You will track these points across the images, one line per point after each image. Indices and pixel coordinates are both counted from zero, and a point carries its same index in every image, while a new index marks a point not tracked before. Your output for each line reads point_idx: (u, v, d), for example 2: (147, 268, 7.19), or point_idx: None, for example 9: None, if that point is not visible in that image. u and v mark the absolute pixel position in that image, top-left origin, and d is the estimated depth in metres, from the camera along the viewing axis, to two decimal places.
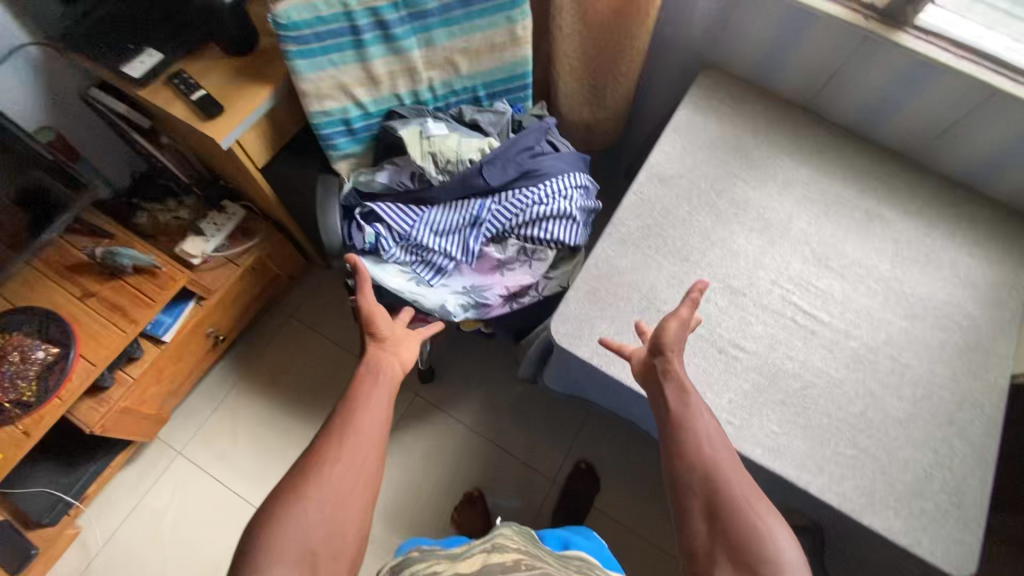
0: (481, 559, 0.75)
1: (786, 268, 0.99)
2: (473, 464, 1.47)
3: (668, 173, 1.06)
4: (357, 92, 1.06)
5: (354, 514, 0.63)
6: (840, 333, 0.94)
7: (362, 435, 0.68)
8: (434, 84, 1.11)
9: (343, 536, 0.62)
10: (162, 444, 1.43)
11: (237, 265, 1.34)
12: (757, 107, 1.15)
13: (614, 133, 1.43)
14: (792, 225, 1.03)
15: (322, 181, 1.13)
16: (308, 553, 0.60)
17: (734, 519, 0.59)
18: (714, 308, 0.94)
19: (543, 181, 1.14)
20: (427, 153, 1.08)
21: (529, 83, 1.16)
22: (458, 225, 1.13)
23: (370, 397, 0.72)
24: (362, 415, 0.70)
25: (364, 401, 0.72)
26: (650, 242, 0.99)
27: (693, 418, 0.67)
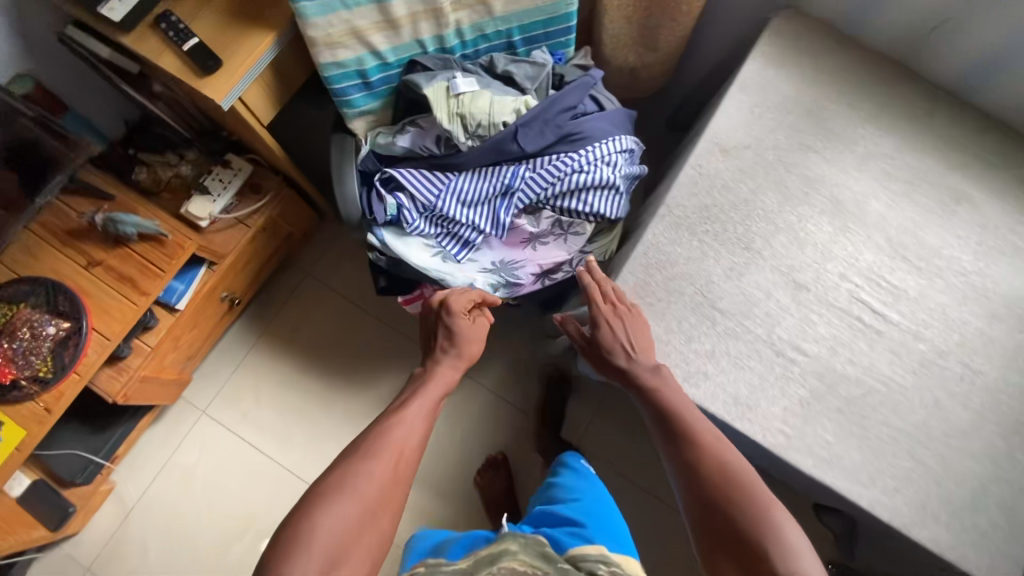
0: None
1: (857, 260, 0.90)
2: (497, 429, 1.47)
3: (730, 145, 0.93)
4: (373, 38, 0.91)
5: (390, 514, 0.70)
6: (908, 334, 0.87)
7: (411, 444, 0.77)
8: (462, 28, 0.94)
9: (376, 536, 0.68)
10: (185, 403, 1.43)
11: (248, 227, 1.25)
12: (839, 61, 0.99)
13: (664, 80, 1.26)
14: (867, 208, 0.92)
15: (338, 142, 1.02)
16: (344, 548, 0.65)
17: (736, 514, 0.64)
18: (777, 305, 0.86)
19: (584, 146, 1.01)
20: (455, 114, 0.94)
21: (574, 27, 0.97)
22: (488, 196, 1.03)
23: (406, 414, 0.80)
24: (411, 422, 0.79)
25: (401, 417, 0.79)
26: (707, 227, 0.89)
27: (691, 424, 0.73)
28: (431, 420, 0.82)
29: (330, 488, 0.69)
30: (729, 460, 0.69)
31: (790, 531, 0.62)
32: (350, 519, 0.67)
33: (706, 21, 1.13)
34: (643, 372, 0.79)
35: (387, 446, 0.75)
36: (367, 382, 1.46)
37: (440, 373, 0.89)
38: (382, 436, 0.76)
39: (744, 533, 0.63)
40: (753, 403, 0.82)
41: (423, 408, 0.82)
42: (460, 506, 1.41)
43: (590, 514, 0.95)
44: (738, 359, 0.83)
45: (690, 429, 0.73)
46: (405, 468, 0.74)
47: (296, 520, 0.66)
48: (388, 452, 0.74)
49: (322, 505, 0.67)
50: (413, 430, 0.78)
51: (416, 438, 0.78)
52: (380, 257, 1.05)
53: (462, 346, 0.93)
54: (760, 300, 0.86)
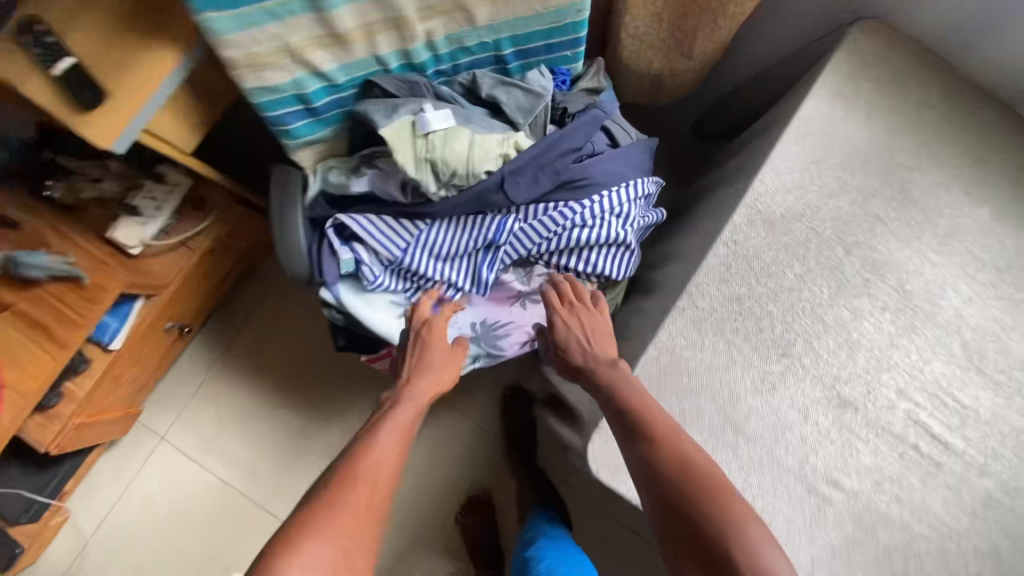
0: None
1: (920, 372, 0.73)
2: (482, 464, 1.35)
3: (773, 215, 0.73)
4: (315, 56, 0.68)
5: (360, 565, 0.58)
6: (972, 468, 0.71)
7: (385, 466, 0.66)
8: (434, 40, 0.71)
9: None
10: (141, 428, 1.31)
11: (191, 251, 1.07)
12: (928, 98, 0.76)
13: (694, 89, 1.02)
14: (939, 303, 0.74)
15: (280, 175, 0.81)
16: None
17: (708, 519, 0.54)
18: (815, 429, 0.71)
19: (590, 194, 0.80)
20: (423, 159, 0.72)
21: (585, 38, 0.74)
22: (467, 250, 0.83)
23: (377, 437, 0.68)
24: (382, 440, 0.68)
25: (370, 440, 0.68)
26: (737, 325, 0.72)
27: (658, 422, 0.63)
28: (406, 439, 0.70)
29: (298, 530, 0.57)
30: (684, 450, 0.59)
31: (751, 526, 0.53)
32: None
33: (757, 22, 0.88)
34: (607, 372, 0.70)
35: (360, 475, 0.63)
36: (341, 409, 1.34)
37: (417, 394, 0.76)
38: (353, 465, 0.64)
39: (708, 537, 0.53)
40: None
41: (396, 428, 0.70)
42: (439, 546, 1.32)
43: None
44: (762, 495, 0.69)
45: (652, 425, 0.62)
46: (377, 496, 0.63)
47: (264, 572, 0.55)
48: (363, 483, 0.63)
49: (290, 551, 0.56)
50: (386, 454, 0.67)
51: (391, 459, 0.67)
52: (337, 314, 0.87)
53: (440, 355, 0.80)
54: (795, 424, 0.71)
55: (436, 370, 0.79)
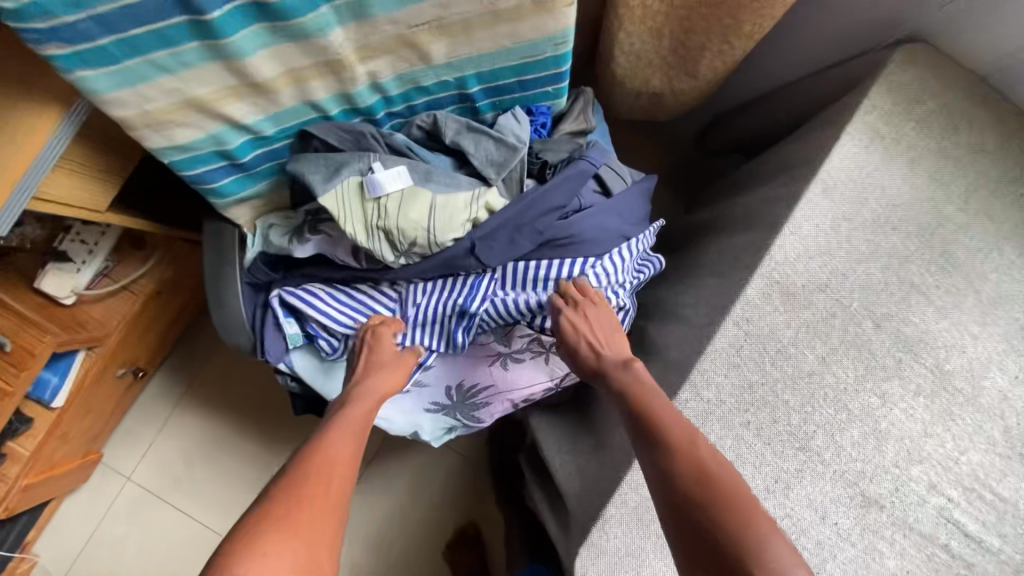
0: None
1: (957, 462, 0.62)
2: (471, 497, 1.28)
3: (791, 285, 0.62)
4: (233, 109, 0.55)
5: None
6: (1009, 569, 0.61)
7: (338, 461, 0.54)
8: (382, 82, 0.57)
9: None
10: (106, 468, 1.23)
11: (134, 296, 0.97)
12: (976, 139, 0.64)
13: (698, 105, 0.89)
14: (982, 384, 0.62)
15: (214, 235, 0.69)
16: None
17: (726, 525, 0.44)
18: (834, 532, 0.61)
19: (577, 255, 0.68)
20: (376, 228, 0.60)
21: (568, 70, 0.60)
22: (436, 315, 0.70)
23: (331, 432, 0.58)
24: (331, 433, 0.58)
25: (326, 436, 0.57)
26: (748, 417, 0.62)
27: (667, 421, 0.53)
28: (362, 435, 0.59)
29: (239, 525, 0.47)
30: (703, 457, 0.49)
31: (774, 536, 0.43)
32: None
33: (777, 34, 0.74)
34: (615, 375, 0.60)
35: (311, 470, 0.52)
36: None
37: (372, 389, 0.64)
38: (301, 461, 0.53)
39: (722, 545, 0.43)
40: None
41: (351, 424, 0.60)
42: None
43: None
44: None
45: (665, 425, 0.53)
46: (334, 488, 0.52)
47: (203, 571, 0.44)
48: (315, 476, 0.52)
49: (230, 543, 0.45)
50: (343, 447, 0.56)
51: (346, 453, 0.56)
52: (292, 382, 0.77)
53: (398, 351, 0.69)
54: (812, 525, 0.61)
55: (387, 368, 0.66)
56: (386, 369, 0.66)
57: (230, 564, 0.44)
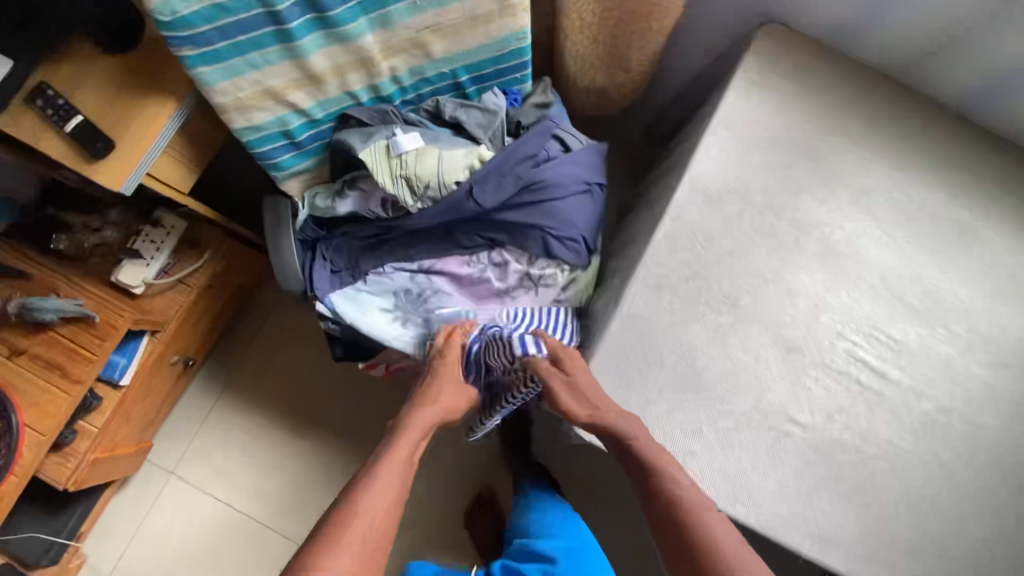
0: None
1: (854, 313, 0.82)
2: (483, 464, 1.41)
3: (708, 194, 0.84)
4: (296, 97, 0.78)
5: None
6: (911, 394, 0.81)
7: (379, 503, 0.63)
8: (399, 74, 0.82)
9: None
10: (151, 465, 1.35)
11: (190, 287, 1.15)
12: (831, 82, 0.88)
13: (636, 97, 1.14)
14: (863, 253, 0.83)
15: (271, 206, 0.91)
16: None
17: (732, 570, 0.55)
18: (767, 371, 0.80)
19: (547, 195, 0.90)
20: (399, 176, 0.82)
21: (529, 61, 0.85)
22: (446, 259, 0.98)
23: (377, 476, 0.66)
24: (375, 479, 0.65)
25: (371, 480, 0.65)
26: (691, 291, 0.82)
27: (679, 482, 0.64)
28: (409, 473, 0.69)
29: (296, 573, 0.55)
30: (711, 521, 0.59)
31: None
32: None
33: (683, 32, 1.01)
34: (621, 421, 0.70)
35: (357, 508, 0.61)
36: (343, 425, 1.40)
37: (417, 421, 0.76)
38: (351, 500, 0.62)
39: None
40: (746, 483, 0.77)
41: (392, 464, 0.68)
42: (451, 550, 1.36)
43: (565, 553, 1.03)
44: (725, 429, 0.78)
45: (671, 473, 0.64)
46: (375, 526, 0.61)
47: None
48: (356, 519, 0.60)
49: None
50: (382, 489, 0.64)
51: (386, 493, 0.64)
52: (334, 325, 0.96)
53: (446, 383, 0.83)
54: (750, 367, 0.80)
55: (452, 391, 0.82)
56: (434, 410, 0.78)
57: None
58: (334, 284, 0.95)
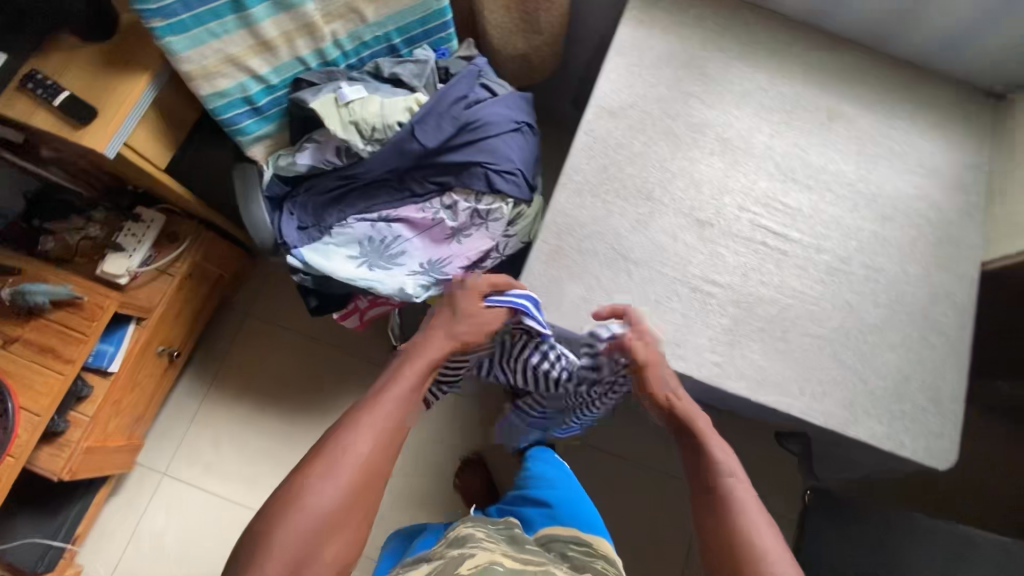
0: (482, 559, 0.77)
1: (752, 188, 0.94)
2: (468, 428, 1.46)
3: (614, 107, 0.97)
4: (252, 63, 0.92)
5: (353, 525, 0.61)
6: (811, 249, 0.91)
7: (372, 441, 0.64)
8: (340, 39, 0.97)
9: (334, 546, 0.60)
10: (143, 468, 1.38)
11: (172, 276, 1.22)
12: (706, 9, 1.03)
13: (557, 62, 1.30)
14: (753, 141, 0.96)
15: (239, 172, 1.03)
16: (302, 561, 0.58)
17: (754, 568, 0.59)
18: (684, 245, 0.90)
19: (482, 133, 1.03)
20: (348, 122, 0.95)
21: (450, 20, 1.01)
22: (403, 207, 1.08)
23: (370, 413, 0.66)
24: (370, 423, 0.65)
25: (366, 418, 0.65)
26: (609, 186, 0.93)
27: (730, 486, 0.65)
28: (401, 413, 0.68)
29: (287, 505, 0.59)
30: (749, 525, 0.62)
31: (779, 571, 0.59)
32: (310, 530, 0.59)
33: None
34: (684, 409, 0.73)
35: (352, 442, 0.63)
36: (328, 408, 1.43)
37: (414, 365, 0.72)
38: (345, 432, 0.64)
39: None
40: (680, 340, 0.86)
41: (388, 404, 0.67)
42: (445, 513, 1.39)
43: (563, 501, 1.07)
44: (659, 299, 0.88)
45: (723, 469, 0.67)
46: (371, 463, 0.63)
47: (255, 544, 0.58)
48: (350, 452, 0.63)
49: (278, 518, 0.59)
50: (375, 425, 0.65)
51: (380, 432, 0.65)
52: (306, 277, 1.04)
53: (470, 323, 0.77)
54: (669, 245, 0.90)
55: (450, 328, 0.76)
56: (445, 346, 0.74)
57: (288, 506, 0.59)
58: (302, 238, 1.04)
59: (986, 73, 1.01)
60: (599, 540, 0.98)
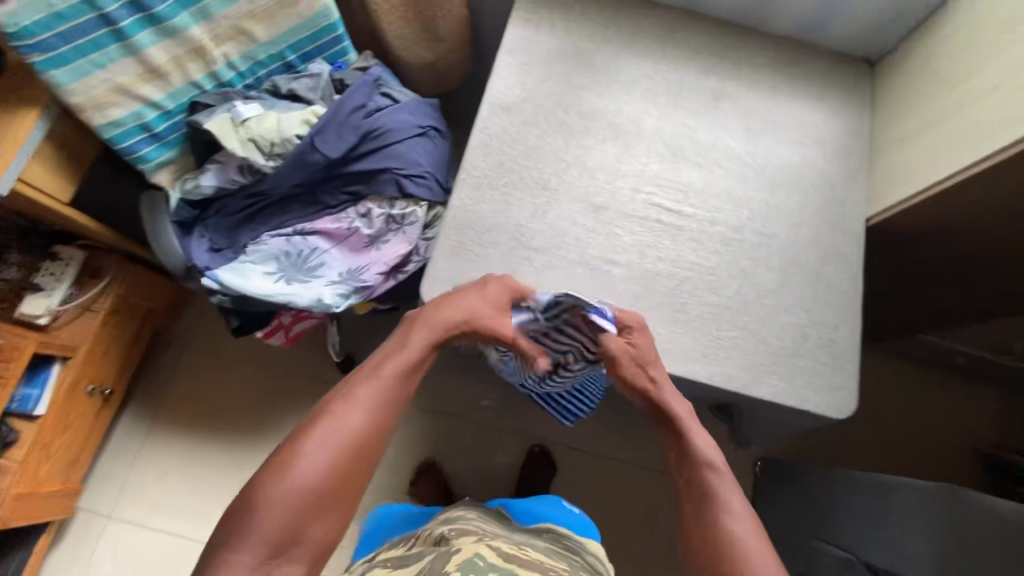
0: (468, 551, 0.75)
1: (645, 169, 0.97)
2: (418, 437, 1.46)
3: (508, 103, 1.00)
4: (142, 90, 0.93)
5: (340, 501, 0.64)
6: (704, 222, 0.94)
7: (359, 419, 0.67)
8: (232, 60, 0.99)
9: (323, 520, 0.63)
10: (87, 513, 1.34)
11: (96, 312, 1.22)
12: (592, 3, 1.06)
13: (466, 68, 1.33)
14: (642, 125, 1.00)
15: (147, 200, 1.05)
16: (289, 532, 0.61)
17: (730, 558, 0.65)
18: (582, 230, 0.93)
19: (386, 139, 1.06)
20: (246, 140, 0.97)
21: (343, 34, 1.04)
22: (318, 219, 1.09)
23: (355, 393, 0.69)
24: (368, 398, 0.69)
25: (352, 397, 0.69)
26: (507, 179, 0.96)
27: (716, 487, 0.71)
28: (390, 394, 0.71)
29: (279, 470, 0.63)
30: (728, 520, 0.68)
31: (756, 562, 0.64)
32: (296, 502, 0.61)
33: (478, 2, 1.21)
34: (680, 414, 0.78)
35: (337, 418, 0.67)
36: (274, 432, 1.42)
37: (404, 348, 0.74)
38: (332, 410, 0.67)
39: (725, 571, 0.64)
40: None
41: (374, 383, 0.70)
42: None
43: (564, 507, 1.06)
44: (561, 284, 0.91)
45: (705, 461, 0.74)
46: (361, 440, 0.67)
47: (243, 510, 0.61)
48: (336, 427, 0.66)
49: (269, 483, 0.62)
50: (361, 405, 0.68)
51: (366, 412, 0.68)
52: (224, 298, 1.03)
53: (483, 320, 0.79)
54: (569, 230, 0.93)
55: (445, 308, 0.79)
56: (451, 327, 0.78)
57: (272, 479, 0.62)
58: (215, 259, 1.04)
59: (861, 43, 1.04)
60: (590, 540, 1.00)
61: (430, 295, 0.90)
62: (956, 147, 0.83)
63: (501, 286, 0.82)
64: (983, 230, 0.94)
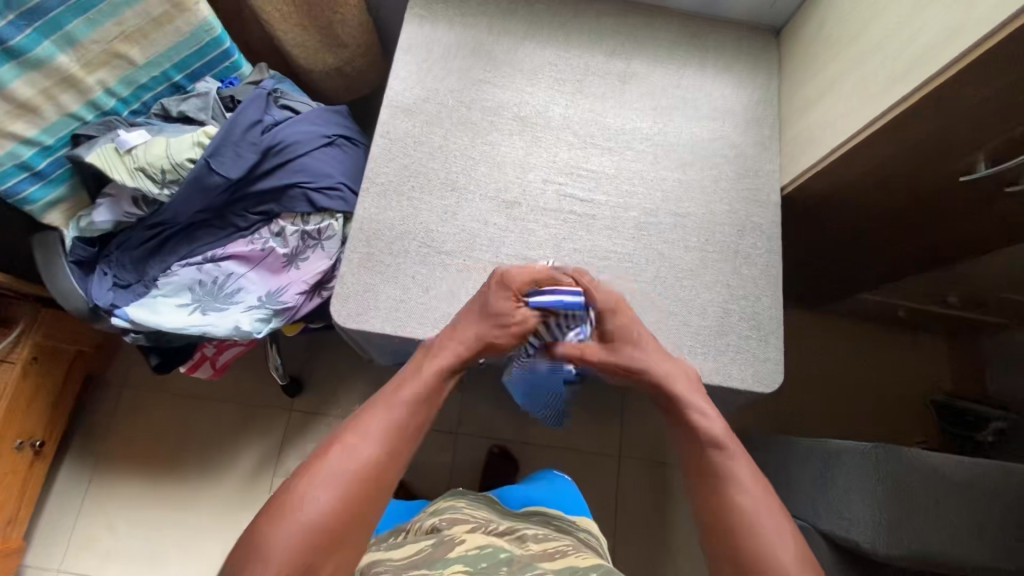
0: (470, 545, 0.72)
1: (554, 159, 0.95)
2: None
3: (409, 105, 0.96)
4: (16, 128, 0.90)
5: (349, 543, 0.57)
6: (617, 208, 0.93)
7: (376, 450, 0.60)
8: (111, 86, 0.95)
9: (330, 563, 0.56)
10: (34, 570, 1.29)
11: (13, 364, 1.16)
12: None
13: (377, 71, 1.29)
14: (549, 114, 0.97)
15: (40, 242, 0.98)
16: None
17: (751, 544, 0.57)
18: (495, 229, 0.91)
19: (288, 152, 1.01)
20: (135, 169, 0.93)
21: (231, 46, 1.00)
22: (230, 243, 1.02)
23: (370, 422, 0.62)
24: (379, 429, 0.61)
25: (366, 427, 0.61)
26: (412, 184, 0.93)
27: (728, 466, 0.63)
28: (410, 423, 0.63)
29: (278, 514, 0.55)
30: (739, 500, 0.60)
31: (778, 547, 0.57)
32: (299, 546, 0.54)
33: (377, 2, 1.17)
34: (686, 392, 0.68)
35: (351, 451, 0.59)
36: (225, 464, 1.37)
37: (422, 370, 0.67)
38: (346, 441, 0.60)
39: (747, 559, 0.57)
40: None
41: (393, 412, 0.63)
42: None
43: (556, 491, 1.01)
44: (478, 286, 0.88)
45: (709, 439, 0.65)
46: (377, 475, 0.59)
47: (242, 556, 0.53)
48: (350, 459, 0.58)
49: (270, 528, 0.54)
50: (377, 437, 0.61)
51: (383, 444, 0.61)
52: (138, 336, 0.98)
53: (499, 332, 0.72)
54: (481, 230, 0.91)
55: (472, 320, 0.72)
56: (468, 346, 0.70)
57: (275, 521, 0.55)
58: (121, 296, 0.98)
59: (761, 11, 1.03)
60: (581, 518, 0.96)
61: (342, 312, 0.86)
62: (852, 108, 0.83)
63: (514, 296, 0.73)
64: (895, 188, 0.94)
